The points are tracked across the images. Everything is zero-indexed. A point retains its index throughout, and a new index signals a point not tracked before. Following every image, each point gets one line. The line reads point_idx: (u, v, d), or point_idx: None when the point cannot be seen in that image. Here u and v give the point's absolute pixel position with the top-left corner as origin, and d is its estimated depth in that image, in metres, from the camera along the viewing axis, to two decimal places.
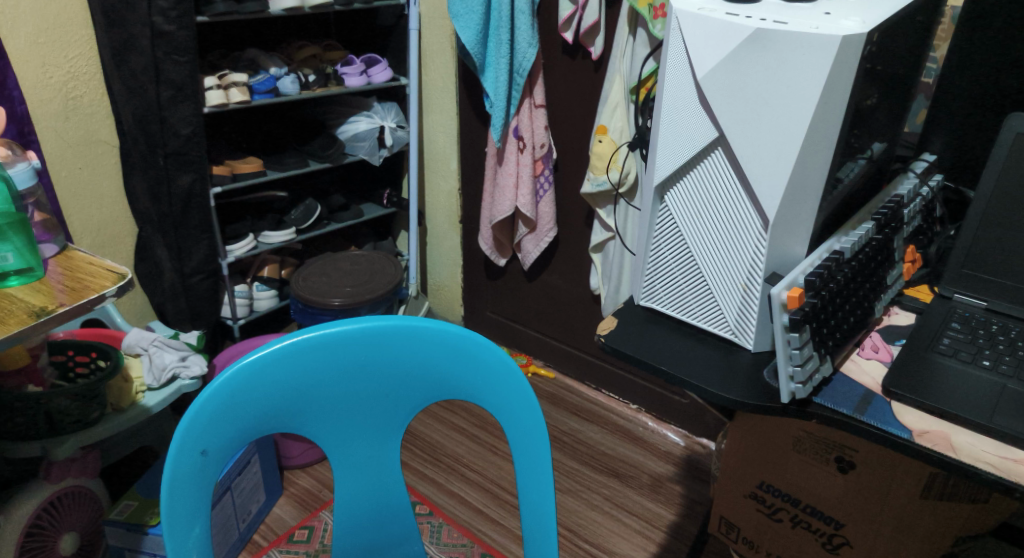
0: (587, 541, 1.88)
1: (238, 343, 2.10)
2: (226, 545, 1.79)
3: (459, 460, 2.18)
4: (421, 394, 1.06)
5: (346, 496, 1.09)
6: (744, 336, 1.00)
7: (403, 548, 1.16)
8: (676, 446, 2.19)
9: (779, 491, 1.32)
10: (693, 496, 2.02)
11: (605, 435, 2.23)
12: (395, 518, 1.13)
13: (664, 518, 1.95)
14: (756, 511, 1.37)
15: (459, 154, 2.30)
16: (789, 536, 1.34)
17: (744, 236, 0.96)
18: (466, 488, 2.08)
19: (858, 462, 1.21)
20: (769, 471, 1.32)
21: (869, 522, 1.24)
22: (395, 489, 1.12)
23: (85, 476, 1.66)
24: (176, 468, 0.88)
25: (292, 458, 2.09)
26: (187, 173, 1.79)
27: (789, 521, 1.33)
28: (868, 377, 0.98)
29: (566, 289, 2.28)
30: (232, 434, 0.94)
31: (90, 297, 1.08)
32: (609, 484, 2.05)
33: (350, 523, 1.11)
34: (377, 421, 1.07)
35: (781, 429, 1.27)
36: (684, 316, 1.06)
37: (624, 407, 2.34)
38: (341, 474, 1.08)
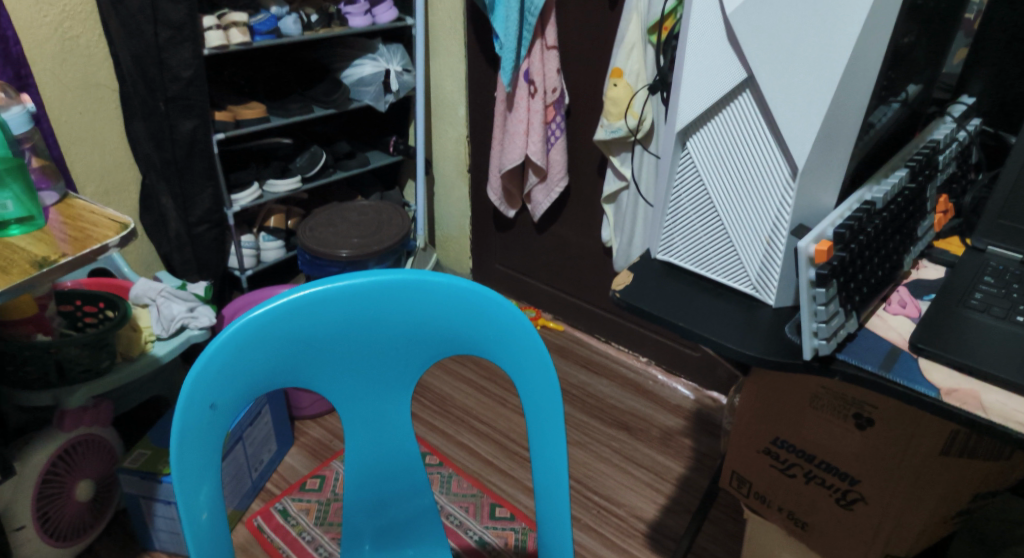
0: (596, 493, 1.89)
1: (247, 293, 2.09)
2: (239, 493, 1.80)
3: (468, 412, 2.19)
4: (431, 349, 1.02)
5: (353, 450, 1.07)
6: (765, 291, 0.96)
7: (411, 503, 1.14)
8: (686, 399, 2.18)
9: (793, 446, 1.28)
10: (703, 449, 2.01)
11: (615, 388, 2.22)
12: (402, 473, 1.12)
13: (673, 470, 1.95)
14: (768, 466, 1.33)
15: (467, 101, 2.24)
16: (802, 492, 1.30)
17: (770, 186, 0.91)
18: (475, 440, 2.08)
19: (877, 418, 1.17)
20: (784, 427, 1.28)
21: (885, 480, 1.20)
22: (404, 444, 1.10)
23: (97, 425, 1.65)
24: (185, 422, 0.86)
25: (302, 409, 2.09)
26: (189, 119, 1.76)
27: (803, 477, 1.29)
28: (894, 333, 0.94)
29: (577, 241, 2.24)
30: (241, 388, 0.92)
31: (94, 248, 1.05)
32: (618, 437, 2.05)
33: (358, 478, 1.09)
34: (385, 376, 1.03)
35: (798, 383, 1.24)
36: (703, 270, 1.01)
37: (633, 360, 2.33)
38: (348, 428, 1.05)
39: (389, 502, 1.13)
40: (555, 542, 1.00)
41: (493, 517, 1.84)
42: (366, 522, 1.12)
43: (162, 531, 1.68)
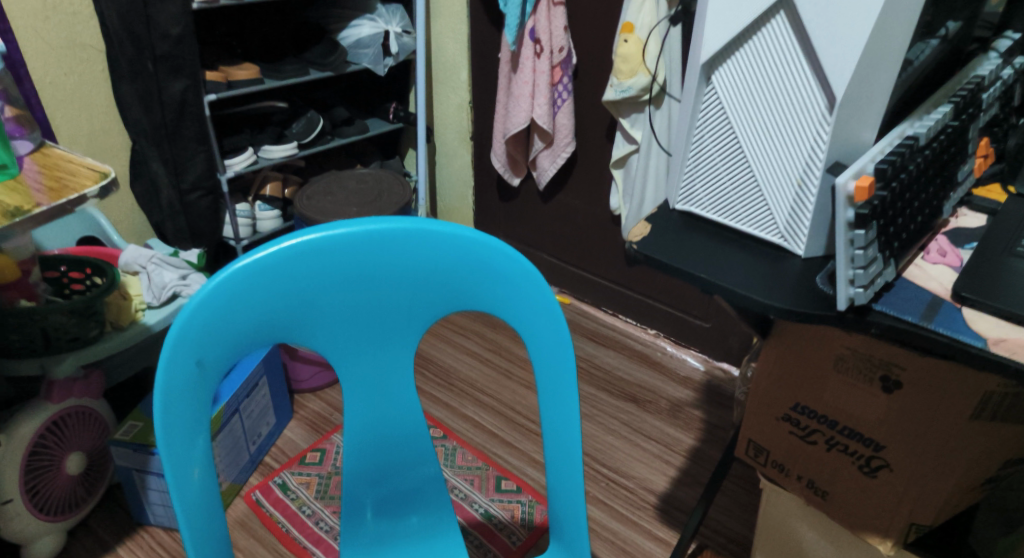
0: (604, 465, 1.84)
1: None
2: (236, 467, 1.75)
3: (472, 384, 2.13)
4: (436, 306, 0.95)
5: (351, 412, 1.00)
6: (794, 241, 0.89)
7: (414, 469, 1.08)
8: (696, 371, 2.13)
9: (814, 413, 1.22)
10: (714, 421, 1.96)
11: (622, 359, 2.17)
12: (405, 437, 1.05)
13: (683, 442, 1.90)
14: (787, 434, 1.27)
15: (469, 64, 2.16)
16: (823, 461, 1.24)
17: (804, 121, 0.84)
18: (479, 412, 2.03)
19: (906, 381, 1.10)
20: (805, 392, 1.21)
21: (913, 445, 1.13)
22: (408, 406, 1.03)
23: (89, 398, 1.60)
24: (169, 381, 0.80)
25: (302, 382, 2.02)
26: (180, 80, 1.70)
27: (824, 444, 1.23)
28: (935, 283, 0.87)
29: (583, 210, 2.17)
30: (231, 344, 0.85)
31: (70, 198, 0.98)
32: (627, 409, 2.00)
33: (359, 441, 1.03)
34: (387, 334, 0.96)
35: (820, 346, 1.17)
36: (726, 219, 0.95)
37: (641, 332, 2.27)
38: (346, 389, 0.98)
39: (391, 466, 1.06)
40: (566, 503, 0.96)
41: (499, 490, 1.78)
42: (368, 488, 1.06)
43: (156, 505, 1.62)
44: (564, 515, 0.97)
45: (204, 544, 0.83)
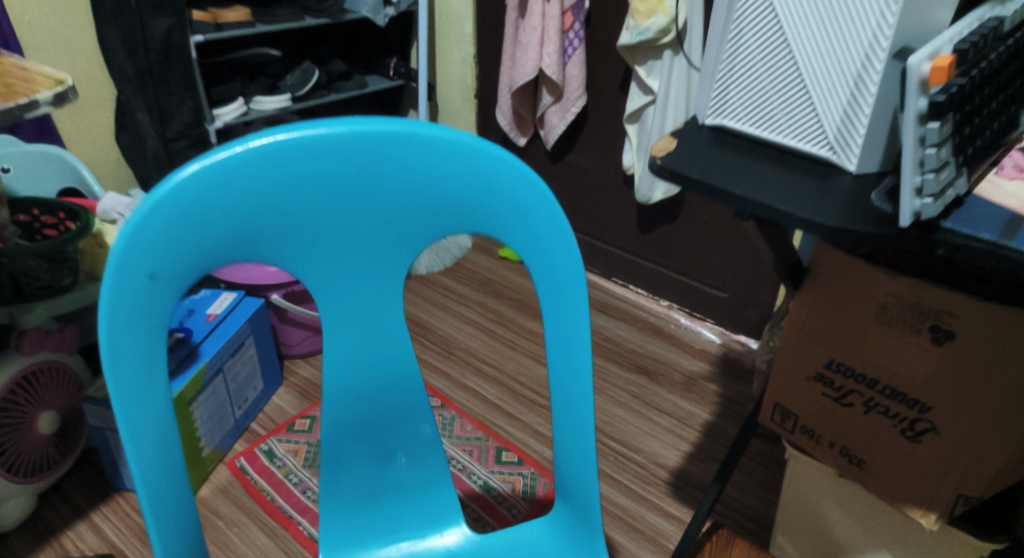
0: (612, 438, 1.72)
1: None
2: (221, 433, 1.65)
3: (473, 353, 2.02)
4: (432, 225, 0.81)
5: (332, 356, 0.85)
6: (846, 154, 0.83)
7: (407, 431, 0.91)
8: (711, 344, 2.00)
9: (851, 370, 1.10)
10: (731, 395, 1.84)
11: (632, 331, 2.05)
12: (397, 390, 0.89)
13: (698, 417, 1.78)
14: (819, 396, 1.16)
15: (474, 16, 2.05)
16: (860, 424, 1.13)
17: (863, 11, 0.78)
18: (479, 382, 1.92)
19: (959, 331, 0.98)
20: (841, 346, 1.10)
21: (964, 406, 1.01)
22: (400, 352, 0.87)
23: (62, 352, 1.49)
24: (117, 295, 0.69)
25: (292, 346, 1.91)
26: (165, 17, 1.58)
27: (861, 406, 1.11)
28: (1012, 200, 0.76)
29: (594, 172, 2.06)
30: (193, 255, 0.73)
31: (19, 103, 0.86)
32: (637, 381, 1.88)
33: (342, 394, 0.87)
34: (374, 259, 0.82)
35: (860, 294, 1.05)
36: (766, 132, 0.88)
37: (653, 303, 2.15)
38: (326, 325, 0.83)
39: (377, 426, 0.89)
40: (572, 450, 0.85)
41: (499, 462, 1.67)
42: (352, 453, 0.89)
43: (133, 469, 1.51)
44: (569, 464, 0.86)
45: (159, 489, 0.71)
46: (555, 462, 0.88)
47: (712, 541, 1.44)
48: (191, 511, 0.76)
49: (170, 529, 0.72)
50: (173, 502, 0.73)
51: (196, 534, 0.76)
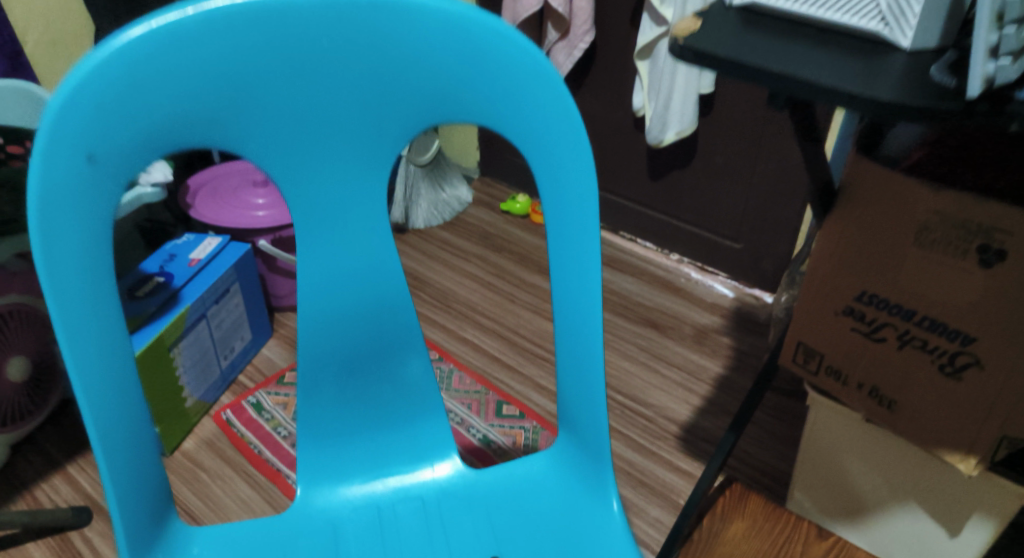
0: (619, 392, 1.63)
1: (212, 172, 1.79)
2: (206, 384, 1.56)
3: (473, 307, 1.93)
4: (417, 111, 0.71)
5: (306, 263, 0.75)
6: (900, 27, 0.76)
7: (394, 353, 0.82)
8: (724, 298, 1.89)
9: (885, 301, 1.00)
10: (745, 348, 1.74)
11: (641, 285, 1.95)
12: (382, 306, 0.79)
13: (710, 370, 1.68)
14: (849, 331, 1.06)
15: None
16: (893, 362, 1.03)
17: None
18: (479, 335, 1.83)
19: (1011, 251, 0.87)
20: (875, 273, 1.00)
21: (1013, 336, 0.92)
22: (385, 260, 0.77)
23: (31, 295, 1.39)
24: (48, 177, 0.59)
25: (281, 298, 1.82)
26: None
27: (895, 341, 1.02)
28: None
29: (602, 116, 1.97)
30: (141, 137, 0.64)
31: None
32: (646, 334, 1.79)
33: (320, 308, 0.77)
34: (352, 149, 0.72)
35: (898, 214, 0.95)
36: (810, 7, 0.80)
37: (663, 257, 2.04)
38: (298, 226, 0.73)
39: (360, 347, 0.80)
40: (577, 368, 0.76)
41: (499, 415, 1.58)
42: (331, 377, 0.80)
43: None
44: (575, 384, 0.77)
45: (103, 392, 0.64)
46: (558, 384, 0.80)
47: (725, 497, 1.35)
48: (142, 421, 0.68)
49: (116, 437, 0.65)
50: (120, 408, 0.65)
51: (149, 447, 0.69)
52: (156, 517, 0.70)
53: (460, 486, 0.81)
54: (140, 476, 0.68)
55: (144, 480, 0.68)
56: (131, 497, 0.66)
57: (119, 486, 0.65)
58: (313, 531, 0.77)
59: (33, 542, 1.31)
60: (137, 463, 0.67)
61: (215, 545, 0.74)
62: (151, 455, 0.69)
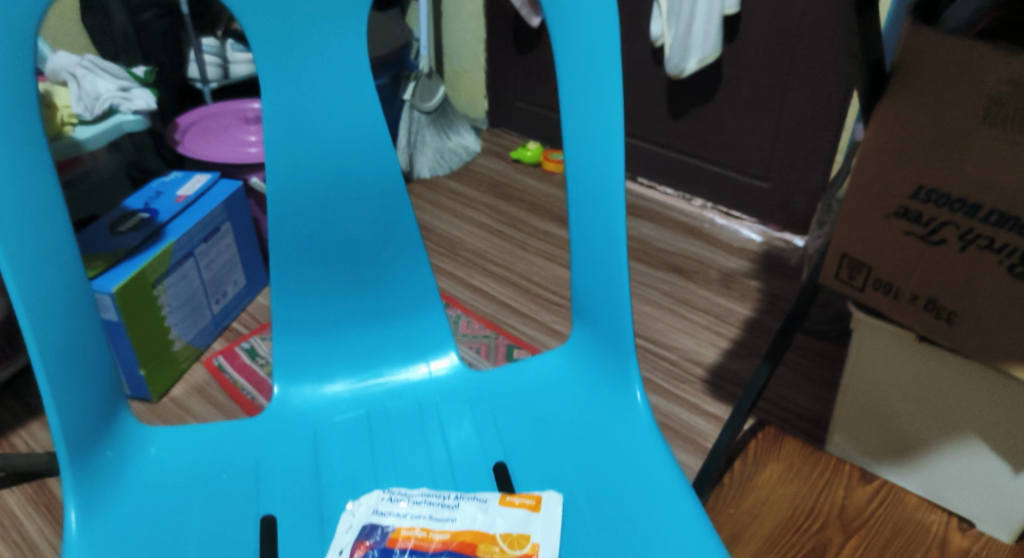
0: (640, 335, 1.51)
1: (203, 113, 1.66)
2: (196, 328, 1.46)
3: (482, 255, 1.81)
4: None
5: (277, 119, 0.65)
6: None
7: (384, 235, 0.71)
8: (751, 242, 1.77)
9: (946, 196, 0.87)
10: (774, 291, 1.61)
11: (661, 231, 1.83)
12: (368, 176, 0.70)
13: (737, 313, 1.56)
14: (902, 236, 0.92)
15: None
16: (954, 267, 0.90)
17: None
18: (489, 283, 1.71)
19: None
20: (935, 162, 0.87)
21: None
22: (369, 121, 0.68)
23: None
24: None
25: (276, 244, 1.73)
26: None
27: (957, 242, 0.88)
28: None
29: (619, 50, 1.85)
30: None
31: None
32: (667, 279, 1.67)
33: (297, 175, 0.68)
34: None
35: (965, 88, 0.82)
36: None
37: (685, 203, 1.92)
38: (264, 72, 0.63)
39: (344, 227, 0.70)
40: (595, 242, 0.67)
41: (510, 359, 1.47)
42: (312, 260, 0.70)
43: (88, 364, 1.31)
44: (592, 262, 0.67)
45: (23, 242, 0.54)
46: (571, 266, 0.70)
47: (757, 439, 1.22)
48: (79, 287, 0.58)
49: (43, 296, 0.55)
50: (47, 264, 0.56)
51: (88, 319, 0.59)
52: (102, 406, 0.60)
53: (461, 382, 0.72)
54: (78, 350, 0.57)
55: (84, 358, 0.58)
56: (64, 373, 0.56)
57: (47, 356, 0.55)
58: (292, 432, 0.67)
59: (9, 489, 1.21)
60: (71, 335, 0.57)
61: (177, 445, 0.63)
62: (91, 329, 0.59)
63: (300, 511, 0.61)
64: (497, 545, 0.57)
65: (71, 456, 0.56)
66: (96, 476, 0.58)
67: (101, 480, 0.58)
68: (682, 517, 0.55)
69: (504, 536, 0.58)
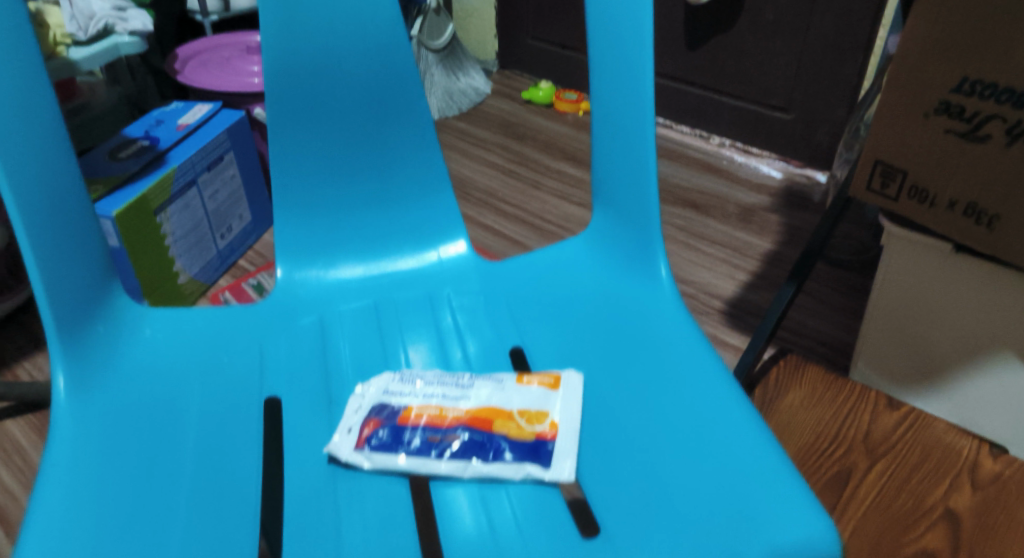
0: None
1: (202, 47, 1.58)
2: (201, 261, 1.42)
3: (494, 194, 1.75)
4: None
5: None
6: None
7: (390, 116, 0.67)
8: (772, 178, 1.70)
9: (993, 83, 0.77)
10: (795, 225, 1.56)
11: (679, 169, 1.76)
12: (373, 49, 0.65)
13: (758, 247, 1.50)
14: (942, 134, 0.83)
15: None
16: (999, 166, 0.80)
17: None
18: (501, 221, 1.65)
19: None
20: (983, 47, 0.77)
21: None
22: None
23: None
24: None
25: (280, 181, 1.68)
26: None
27: (1003, 137, 0.78)
28: None
29: None
30: None
31: None
32: (686, 214, 1.60)
33: (296, 44, 0.63)
34: None
35: None
36: None
37: (703, 142, 1.85)
38: None
39: (349, 106, 0.66)
40: (620, 113, 0.61)
41: None
42: (314, 139, 0.66)
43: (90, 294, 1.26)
44: (613, 139, 0.62)
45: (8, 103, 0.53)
46: (591, 144, 0.64)
47: (776, 368, 1.06)
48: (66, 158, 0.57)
49: (24, 162, 0.53)
50: (30, 134, 0.54)
51: (73, 195, 0.57)
52: (91, 283, 0.58)
53: (470, 267, 0.69)
54: (63, 224, 0.56)
55: (70, 233, 0.57)
56: (50, 241, 0.55)
57: (32, 222, 0.53)
58: (295, 317, 0.64)
59: (11, 419, 1.07)
60: (57, 204, 0.55)
61: (172, 325, 0.62)
62: (77, 204, 0.57)
63: (304, 393, 0.57)
64: (514, 421, 0.53)
65: (57, 325, 0.55)
66: (86, 348, 0.57)
67: (96, 354, 0.58)
68: (712, 388, 0.53)
69: (521, 412, 0.54)
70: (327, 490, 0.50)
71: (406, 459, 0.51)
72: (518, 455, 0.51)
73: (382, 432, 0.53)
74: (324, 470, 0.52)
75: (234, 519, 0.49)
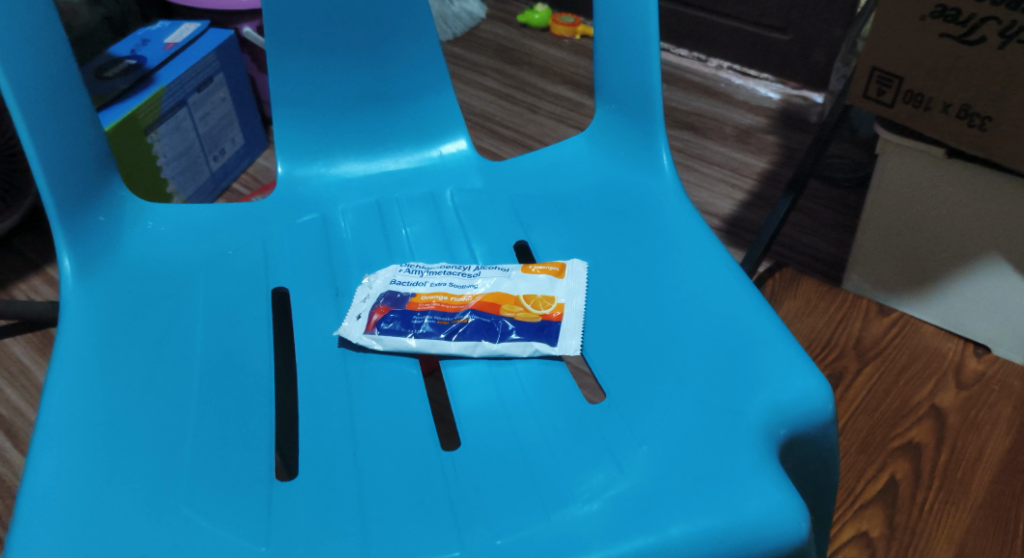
0: None
1: None
2: (195, 184, 1.40)
3: (489, 117, 1.72)
4: None
5: None
6: None
7: (391, 12, 0.66)
8: (769, 101, 1.69)
9: None
10: (792, 145, 1.55)
11: (676, 91, 1.74)
12: None
13: (755, 167, 1.50)
14: (937, 39, 0.83)
15: None
16: (993, 69, 0.80)
17: None
18: (498, 144, 1.62)
19: None
20: None
21: None
22: None
23: None
24: None
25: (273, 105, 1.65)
26: None
27: (998, 39, 0.78)
28: None
29: None
30: None
31: None
32: (684, 136, 1.59)
33: None
34: None
35: None
36: None
37: (701, 66, 1.83)
38: None
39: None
40: (622, 3, 0.59)
41: None
42: (312, 38, 0.65)
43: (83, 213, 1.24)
44: (613, 31, 0.61)
45: None
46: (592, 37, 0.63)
47: (772, 280, 1.07)
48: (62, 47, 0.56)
49: (20, 49, 0.53)
50: (24, 21, 0.53)
51: (68, 82, 0.56)
52: (90, 175, 0.59)
53: (471, 162, 0.69)
54: (60, 116, 0.56)
55: (67, 122, 0.56)
56: (49, 130, 0.55)
57: (31, 109, 0.53)
58: (298, 211, 0.65)
59: (13, 338, 1.06)
60: (54, 93, 0.55)
61: (175, 219, 0.63)
62: (73, 92, 0.57)
63: (311, 283, 0.59)
64: (521, 305, 0.55)
65: (59, 211, 0.56)
66: (89, 236, 0.58)
67: (96, 243, 0.59)
68: (709, 264, 0.54)
69: (528, 298, 0.56)
70: (339, 369, 0.53)
71: (416, 340, 0.53)
72: (525, 335, 0.53)
73: (392, 317, 0.55)
74: (336, 352, 0.54)
75: (247, 397, 0.52)
